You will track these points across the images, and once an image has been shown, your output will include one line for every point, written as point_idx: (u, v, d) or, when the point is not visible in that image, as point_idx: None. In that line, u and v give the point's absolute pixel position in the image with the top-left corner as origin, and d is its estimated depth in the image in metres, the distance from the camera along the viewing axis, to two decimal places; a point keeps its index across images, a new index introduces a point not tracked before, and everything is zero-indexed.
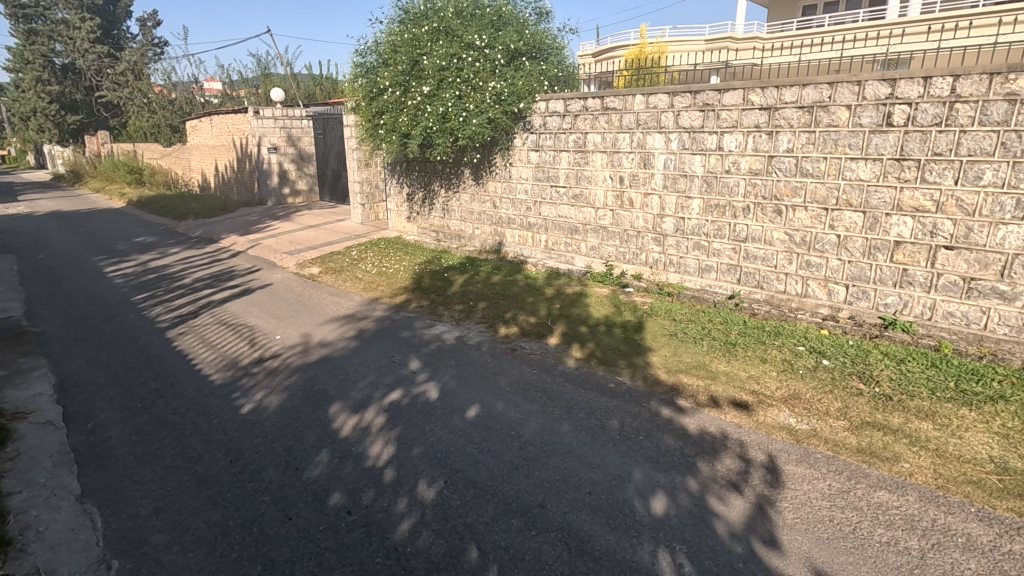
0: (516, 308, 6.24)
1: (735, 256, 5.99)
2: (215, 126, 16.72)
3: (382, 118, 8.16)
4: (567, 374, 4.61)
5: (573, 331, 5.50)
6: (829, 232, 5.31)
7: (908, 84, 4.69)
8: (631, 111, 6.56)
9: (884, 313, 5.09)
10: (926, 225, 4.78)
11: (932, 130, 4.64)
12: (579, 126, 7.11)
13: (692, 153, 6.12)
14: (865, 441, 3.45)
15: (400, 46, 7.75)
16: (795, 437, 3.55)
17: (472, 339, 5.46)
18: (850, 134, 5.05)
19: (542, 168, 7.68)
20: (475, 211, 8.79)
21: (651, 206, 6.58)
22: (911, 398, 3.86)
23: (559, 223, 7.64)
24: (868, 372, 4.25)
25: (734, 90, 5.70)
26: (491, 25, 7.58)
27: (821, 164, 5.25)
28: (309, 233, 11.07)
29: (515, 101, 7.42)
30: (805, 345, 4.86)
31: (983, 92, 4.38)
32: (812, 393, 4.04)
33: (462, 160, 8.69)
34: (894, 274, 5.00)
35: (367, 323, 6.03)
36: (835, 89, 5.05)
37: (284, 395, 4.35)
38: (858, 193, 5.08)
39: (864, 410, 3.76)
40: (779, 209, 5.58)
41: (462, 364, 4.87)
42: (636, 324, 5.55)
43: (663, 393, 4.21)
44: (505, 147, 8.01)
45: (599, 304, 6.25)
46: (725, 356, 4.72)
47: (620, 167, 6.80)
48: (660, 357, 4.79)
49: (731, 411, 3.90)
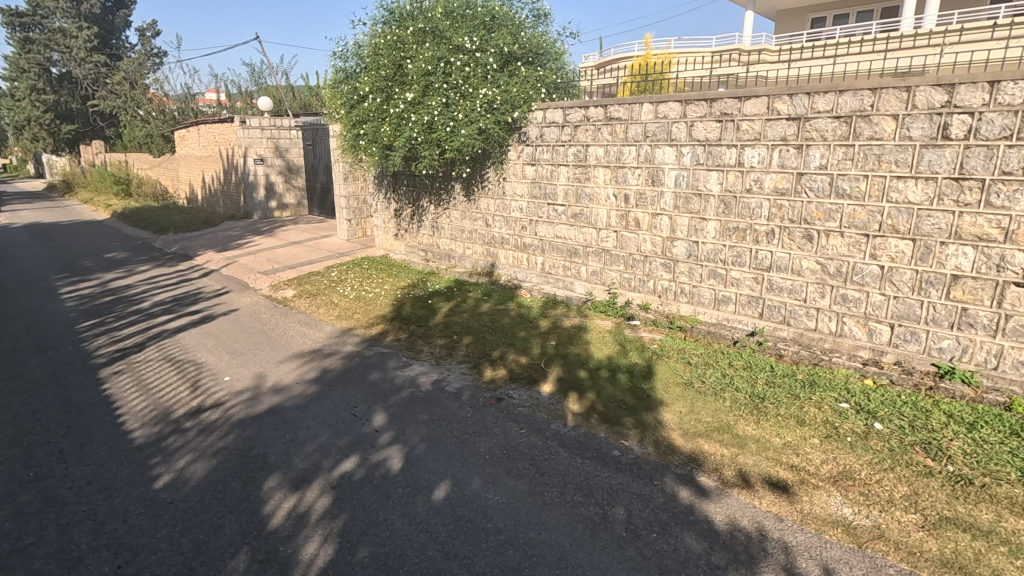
0: (505, 344, 5.43)
1: (757, 286, 5.19)
2: (202, 136, 16.20)
3: (363, 128, 7.43)
4: (562, 437, 3.78)
5: (570, 376, 4.68)
6: (870, 263, 4.49)
7: (969, 90, 3.90)
8: (637, 121, 5.81)
9: (938, 359, 4.25)
10: (992, 257, 3.97)
11: (1000, 145, 3.84)
12: (579, 138, 6.36)
13: (707, 169, 5.35)
14: (949, 549, 2.65)
15: (382, 48, 7.04)
16: (856, 540, 2.75)
17: (452, 386, 4.64)
18: (896, 149, 4.25)
19: (538, 183, 6.92)
20: (466, 229, 8.04)
21: (660, 228, 5.81)
22: (997, 483, 3.08)
23: (557, 244, 6.87)
24: (935, 444, 3.46)
25: (756, 98, 4.93)
26: (483, 27, 6.87)
27: (861, 184, 4.45)
28: (290, 250, 10.31)
29: (509, 110, 6.71)
30: (849, 401, 4.05)
31: None
32: (868, 471, 3.25)
33: (452, 174, 7.96)
34: (951, 313, 4.18)
35: (333, 362, 5.22)
36: (878, 96, 4.26)
37: (212, 462, 3.54)
38: (906, 218, 4.27)
39: (940, 499, 2.97)
40: (810, 234, 4.78)
41: (437, 419, 4.06)
42: (645, 369, 4.74)
43: (680, 466, 3.39)
44: (498, 161, 7.27)
45: (601, 341, 5.44)
46: (753, 415, 3.91)
47: (625, 184, 6.04)
48: (674, 416, 3.98)
49: (768, 495, 3.10)
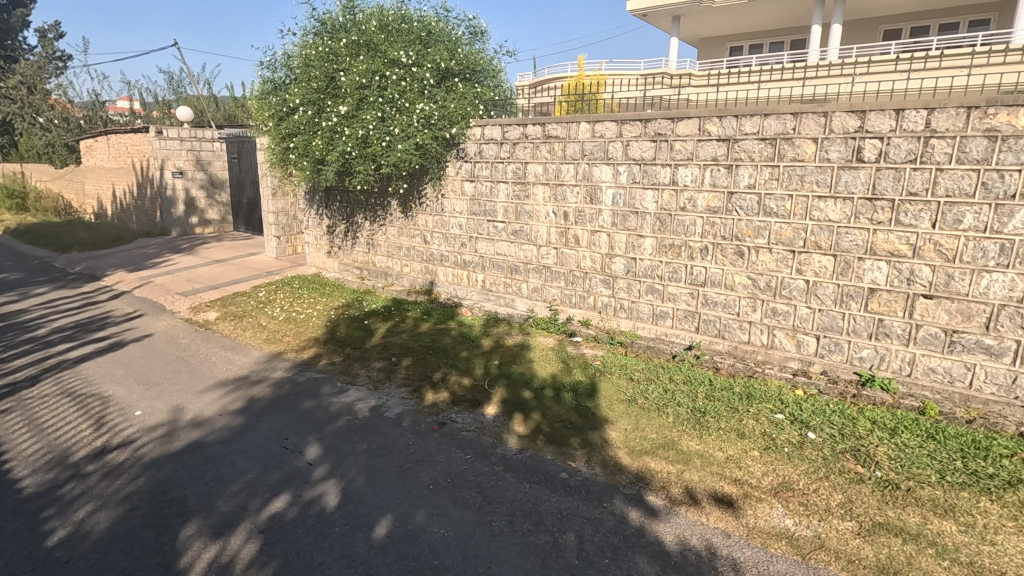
0: (447, 366, 5.27)
1: (692, 301, 5.32)
2: (113, 147, 15.01)
3: (293, 141, 7.09)
4: (508, 461, 3.67)
5: (515, 397, 4.58)
6: (796, 277, 4.70)
7: (878, 117, 4.17)
8: (575, 140, 5.88)
9: (860, 368, 4.49)
10: (903, 271, 4.22)
11: (906, 168, 4.12)
12: (518, 155, 6.37)
13: (643, 188, 5.47)
14: (884, 555, 2.75)
15: (314, 60, 6.78)
16: (799, 551, 2.80)
17: (391, 411, 4.41)
18: (817, 170, 4.50)
19: (478, 200, 6.85)
20: (403, 246, 7.82)
21: (599, 245, 5.87)
22: (920, 486, 3.26)
23: (497, 261, 6.80)
24: (864, 451, 3.63)
25: (688, 119, 5.10)
26: (419, 42, 6.77)
27: (786, 203, 4.67)
28: (212, 269, 9.66)
29: (447, 126, 6.62)
30: (783, 412, 4.20)
31: (960, 128, 3.89)
32: (805, 481, 3.35)
33: (388, 190, 7.76)
34: (869, 324, 4.42)
35: (261, 390, 4.86)
36: (799, 120, 4.51)
37: (119, 510, 3.15)
38: (828, 235, 4.51)
39: (872, 505, 3.10)
40: (741, 250, 4.96)
41: (377, 448, 3.83)
42: (588, 387, 4.72)
43: (628, 486, 3.36)
44: (436, 177, 7.14)
45: (544, 359, 5.38)
46: (696, 430, 3.97)
47: (564, 202, 6.08)
48: (620, 434, 3.96)
49: (714, 511, 3.12)
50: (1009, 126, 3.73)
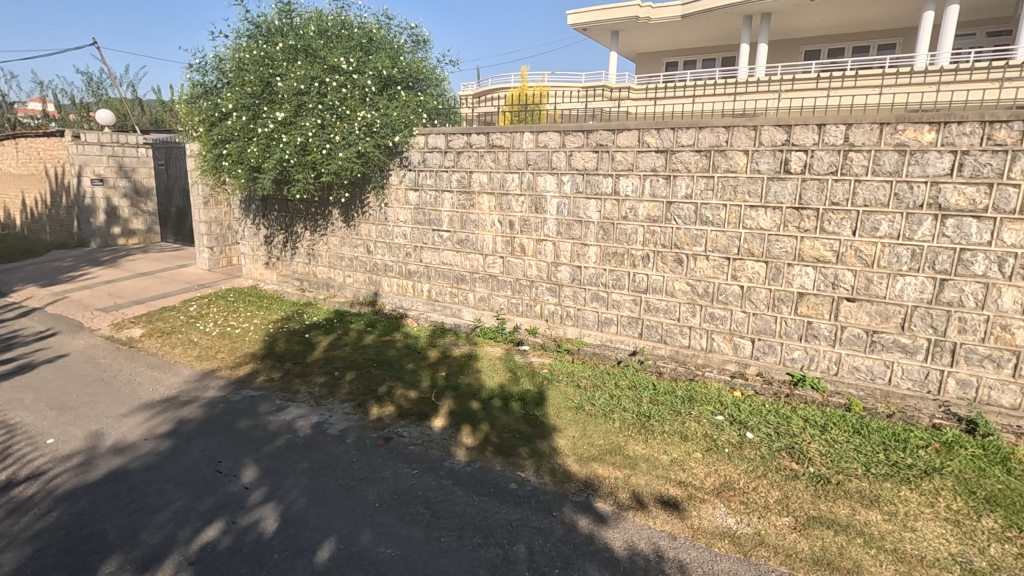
0: (392, 379, 5.14)
1: (636, 307, 5.44)
2: (22, 151, 13.85)
3: (226, 148, 6.76)
4: (457, 474, 3.61)
5: (462, 409, 4.53)
6: (732, 283, 4.90)
7: (803, 131, 4.43)
8: (519, 150, 5.92)
9: (791, 368, 4.73)
10: (828, 276, 4.49)
11: (829, 179, 4.38)
12: (462, 164, 6.34)
13: (586, 197, 5.57)
14: (818, 547, 2.88)
15: (248, 64, 6.52)
16: (741, 549, 2.89)
17: (334, 428, 4.25)
18: (748, 181, 4.72)
19: (422, 209, 6.77)
20: (345, 256, 7.61)
21: (545, 253, 5.92)
22: (848, 479, 3.45)
23: (443, 271, 6.73)
24: (797, 448, 3.82)
25: (628, 131, 5.24)
26: (360, 48, 6.65)
27: (721, 212, 4.87)
28: (137, 282, 9.05)
29: (389, 134, 6.52)
30: (723, 413, 4.35)
31: (875, 142, 4.18)
32: (745, 479, 3.48)
33: (329, 199, 7.54)
34: (799, 326, 4.66)
35: (192, 411, 4.57)
36: (731, 133, 4.72)
37: (27, 551, 2.86)
38: (760, 243, 4.73)
39: (806, 500, 3.25)
40: (680, 258, 5.12)
41: (319, 467, 3.68)
42: (536, 396, 4.72)
43: (577, 494, 3.37)
44: (379, 186, 7.01)
45: (492, 369, 5.35)
46: (641, 435, 4.04)
47: (509, 211, 6.10)
48: (568, 442, 3.98)
49: (661, 514, 3.17)
50: (915, 141, 4.04)
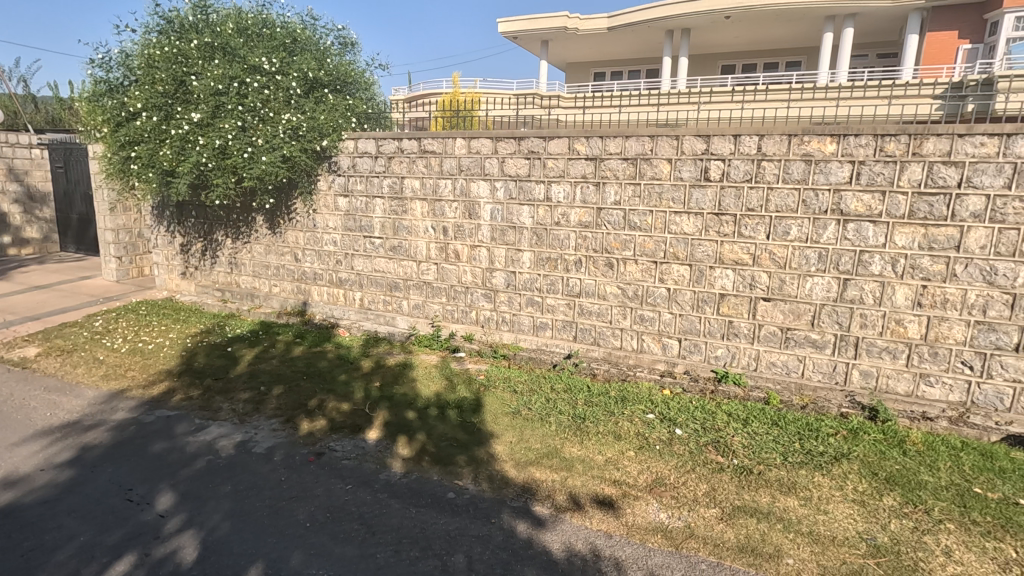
0: (323, 391, 4.95)
1: (569, 311, 5.54)
2: None
3: (134, 150, 6.28)
4: (393, 487, 3.52)
5: (398, 419, 4.43)
6: (659, 286, 5.10)
7: (720, 141, 4.70)
8: (451, 155, 5.89)
9: (715, 365, 4.97)
10: (746, 278, 4.76)
11: (744, 187, 4.66)
12: (394, 169, 6.23)
13: (519, 204, 5.62)
14: (743, 535, 3.04)
15: (158, 61, 6.10)
16: (672, 542, 2.99)
17: (261, 446, 4.04)
18: (672, 188, 4.93)
19: (352, 215, 6.59)
20: (271, 265, 7.28)
21: (479, 259, 5.92)
22: (768, 468, 3.67)
23: (376, 278, 6.57)
24: (722, 441, 4.01)
25: (558, 138, 5.35)
26: (283, 49, 6.40)
27: (648, 218, 5.06)
28: (31, 296, 8.22)
29: (316, 138, 6.30)
30: (654, 412, 4.51)
31: (784, 152, 4.49)
32: (675, 475, 3.62)
33: (251, 205, 7.18)
34: (721, 326, 4.92)
35: (97, 436, 4.19)
36: (656, 142, 4.93)
37: None
38: (684, 247, 4.95)
39: (731, 491, 3.42)
40: (611, 262, 5.27)
41: (244, 489, 3.48)
42: (473, 403, 4.70)
43: (515, 499, 3.38)
44: (306, 192, 6.76)
45: (428, 377, 5.27)
46: (577, 437, 4.11)
47: (442, 217, 6.05)
48: (505, 447, 3.99)
49: (597, 514, 3.24)
50: (819, 151, 4.38)
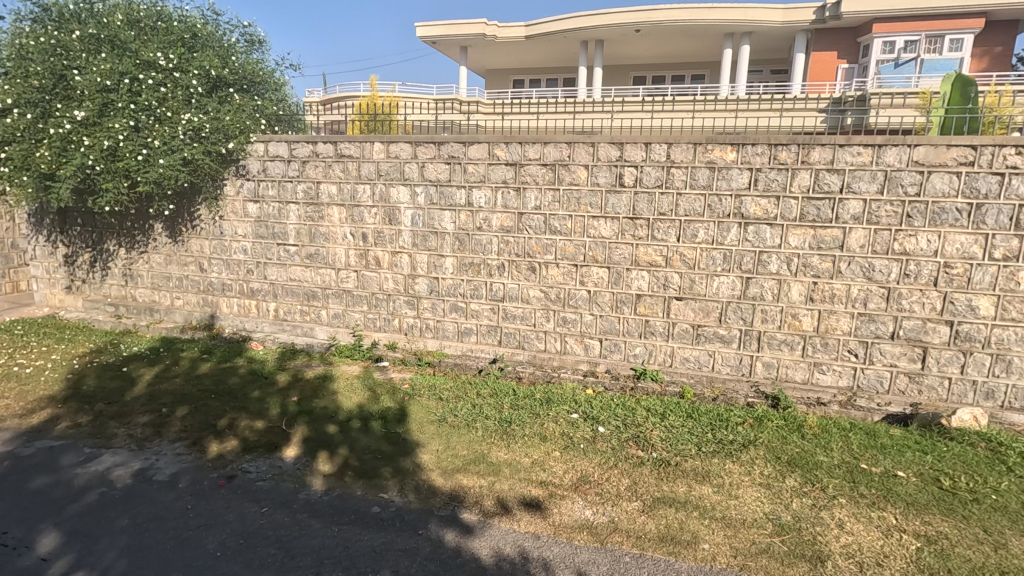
0: (234, 410, 4.64)
1: (494, 316, 5.56)
2: None
3: (4, 151, 5.62)
4: (313, 506, 3.36)
5: (317, 434, 4.24)
6: (580, 288, 5.24)
7: (632, 149, 4.91)
8: (369, 160, 5.75)
9: (634, 363, 5.17)
10: (660, 279, 5.00)
11: (656, 192, 4.90)
12: (308, 174, 5.99)
13: (440, 209, 5.58)
14: (663, 524, 3.17)
15: (32, 52, 5.55)
16: (598, 538, 3.07)
17: (163, 473, 3.72)
18: (590, 194, 5.09)
19: (264, 222, 6.25)
20: (173, 276, 6.74)
21: (401, 266, 5.80)
22: (684, 459, 3.86)
23: (291, 288, 6.27)
24: (642, 436, 4.18)
25: (478, 144, 5.36)
26: (181, 44, 5.98)
27: (567, 222, 5.18)
28: None
29: (221, 140, 5.92)
30: (578, 411, 4.62)
31: (690, 160, 4.77)
32: (599, 471, 3.72)
33: (148, 212, 6.63)
34: (639, 325, 5.12)
35: None
36: (573, 149, 5.07)
37: None
38: (602, 250, 5.12)
39: (651, 483, 3.57)
40: (533, 266, 5.35)
41: (144, 521, 3.18)
42: (397, 413, 4.59)
43: (442, 508, 3.33)
44: (211, 197, 6.32)
45: (349, 389, 5.10)
46: (504, 441, 4.12)
47: (361, 223, 5.88)
48: (432, 456, 3.92)
49: (525, 516, 3.26)
50: (721, 159, 4.69)
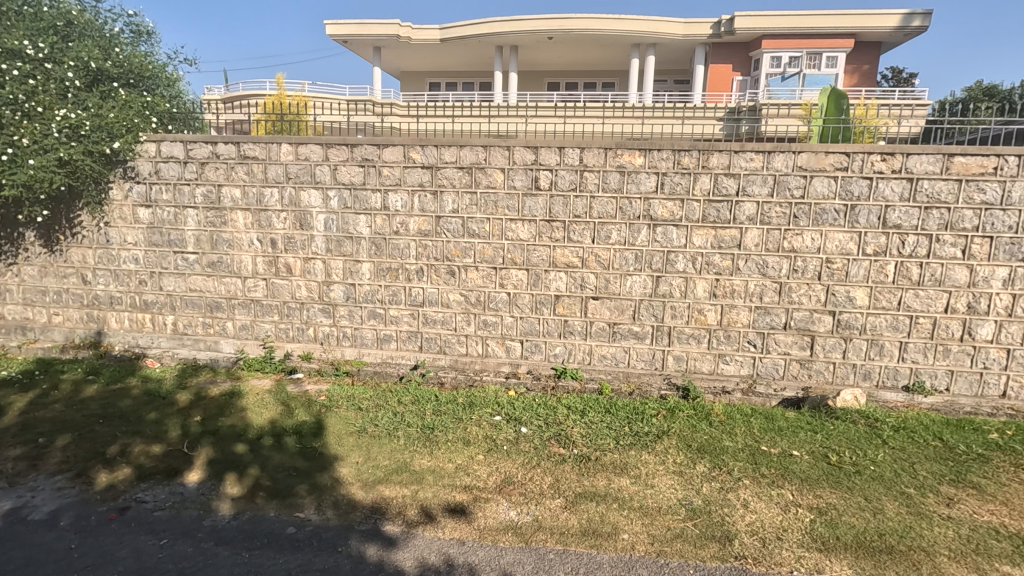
0: (127, 435, 4.23)
1: (414, 321, 5.46)
2: None
3: None
4: (220, 532, 3.13)
5: (224, 455, 3.96)
6: (500, 291, 5.27)
7: (547, 153, 5.01)
8: (276, 162, 5.47)
9: (555, 363, 5.27)
10: (577, 279, 5.13)
11: (570, 195, 5.03)
12: (208, 176, 5.60)
13: (355, 213, 5.40)
14: (585, 519, 3.26)
15: None
16: (522, 538, 3.09)
17: (41, 511, 3.32)
18: (507, 197, 5.14)
19: (158, 228, 5.76)
20: (50, 290, 6.05)
21: (314, 272, 5.56)
22: (604, 453, 3.99)
23: (191, 299, 5.82)
24: (563, 434, 4.27)
25: (393, 146, 5.25)
26: (52, 32, 5.37)
27: (486, 225, 5.20)
28: None
29: (104, 139, 5.36)
30: (501, 413, 4.64)
31: (602, 164, 4.94)
32: (523, 471, 3.75)
33: (17, 218, 5.89)
34: (558, 325, 5.23)
35: None
36: (489, 152, 5.10)
37: None
38: (520, 252, 5.18)
39: (573, 479, 3.65)
40: (452, 270, 5.31)
41: (17, 568, 2.82)
42: (313, 427, 4.38)
43: (363, 522, 3.22)
44: (94, 202, 5.73)
45: (260, 404, 4.81)
46: (426, 448, 4.06)
47: (269, 228, 5.57)
48: (351, 469, 3.78)
49: (449, 523, 3.22)
50: (630, 163, 4.90)
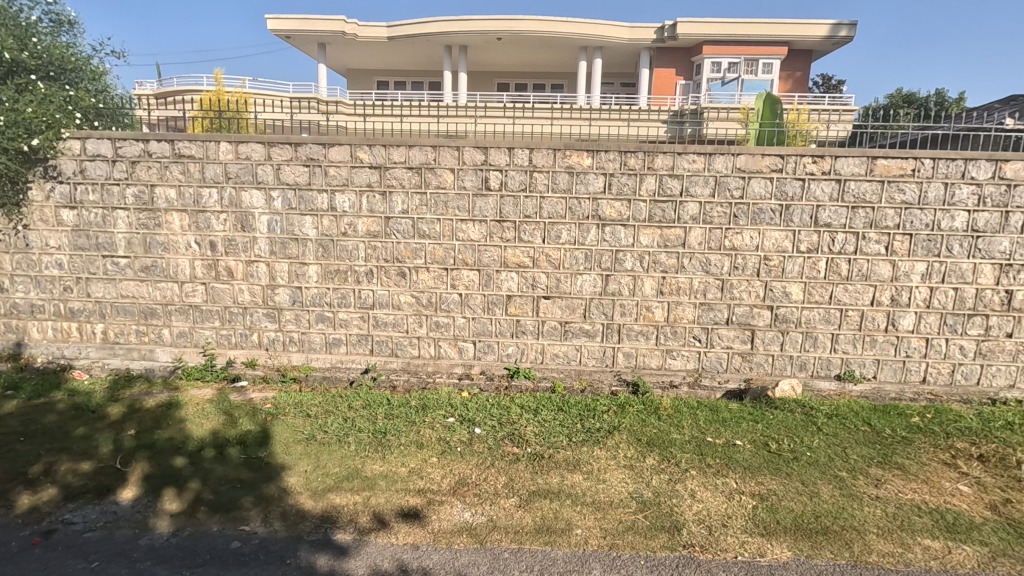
0: (51, 453, 3.94)
1: (363, 324, 5.36)
2: None
3: None
4: (159, 551, 2.97)
5: (162, 469, 3.75)
6: (452, 292, 5.24)
7: (496, 153, 5.02)
8: (214, 161, 5.23)
9: (508, 363, 5.29)
10: (528, 279, 5.17)
11: (520, 195, 5.06)
12: (139, 175, 5.30)
13: (300, 214, 5.24)
14: (539, 516, 3.29)
15: None
16: (477, 539, 3.09)
17: None
18: (457, 198, 5.11)
19: (84, 231, 5.41)
20: None
21: (258, 276, 5.36)
22: (557, 451, 4.03)
23: (123, 305, 5.49)
24: (517, 433, 4.29)
25: (339, 146, 5.13)
26: None
27: (436, 226, 5.16)
28: None
29: (19, 135, 4.95)
30: (454, 415, 4.61)
31: (551, 164, 4.99)
32: (477, 472, 3.75)
33: None
34: (510, 325, 5.25)
35: None
36: (438, 152, 5.06)
37: None
38: (471, 253, 5.17)
39: (527, 478, 3.68)
40: (402, 271, 5.24)
41: None
42: (258, 436, 4.23)
43: (313, 532, 3.13)
44: (10, 204, 5.29)
45: (200, 415, 4.59)
46: (378, 453, 3.99)
47: (208, 230, 5.33)
48: (300, 478, 3.67)
49: (403, 528, 3.18)
50: (579, 164, 4.97)
